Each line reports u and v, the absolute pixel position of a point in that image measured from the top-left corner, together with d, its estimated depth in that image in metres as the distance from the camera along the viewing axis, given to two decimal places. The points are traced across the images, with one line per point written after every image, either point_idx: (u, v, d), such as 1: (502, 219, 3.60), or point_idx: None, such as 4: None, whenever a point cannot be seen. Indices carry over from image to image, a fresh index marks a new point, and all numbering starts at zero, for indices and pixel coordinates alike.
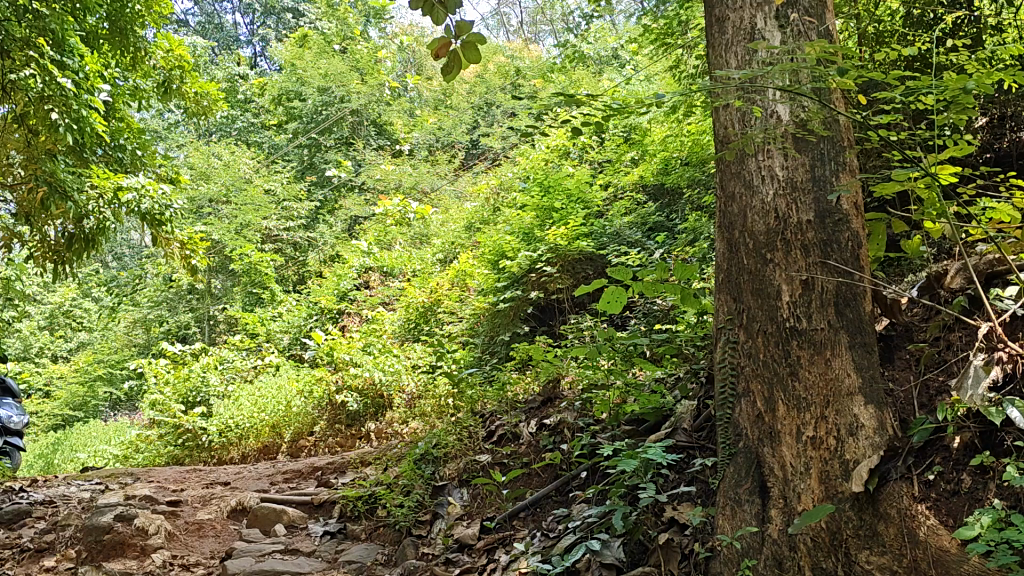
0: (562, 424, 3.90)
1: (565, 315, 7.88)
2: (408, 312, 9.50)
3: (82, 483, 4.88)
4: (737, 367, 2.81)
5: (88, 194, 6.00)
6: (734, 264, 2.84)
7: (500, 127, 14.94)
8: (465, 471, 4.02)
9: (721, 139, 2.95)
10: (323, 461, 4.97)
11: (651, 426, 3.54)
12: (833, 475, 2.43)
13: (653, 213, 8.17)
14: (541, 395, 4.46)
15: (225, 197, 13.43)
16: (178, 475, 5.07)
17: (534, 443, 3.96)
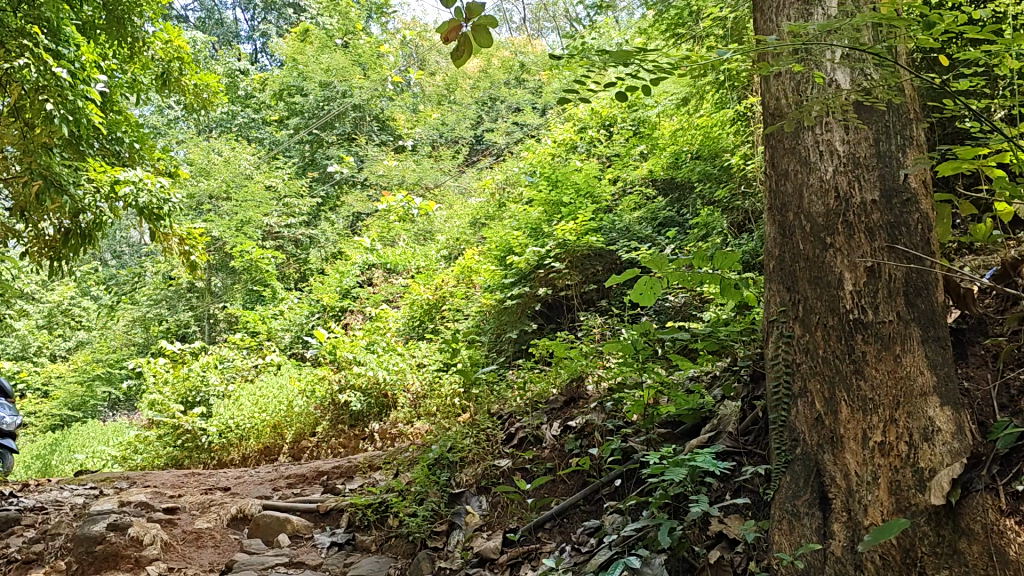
0: (588, 425, 3.64)
1: (574, 312, 7.71)
2: (412, 309, 9.32)
3: (77, 488, 4.73)
4: (792, 364, 2.63)
5: (85, 187, 5.82)
6: (788, 249, 2.69)
7: (505, 124, 14.84)
8: (484, 477, 3.75)
9: (775, 120, 2.83)
10: (329, 466, 4.77)
11: (690, 428, 3.24)
12: (905, 485, 2.19)
13: (663, 208, 8.00)
14: (564, 395, 4.18)
15: (226, 193, 13.26)
16: (176, 480, 4.87)
17: (559, 447, 3.69)
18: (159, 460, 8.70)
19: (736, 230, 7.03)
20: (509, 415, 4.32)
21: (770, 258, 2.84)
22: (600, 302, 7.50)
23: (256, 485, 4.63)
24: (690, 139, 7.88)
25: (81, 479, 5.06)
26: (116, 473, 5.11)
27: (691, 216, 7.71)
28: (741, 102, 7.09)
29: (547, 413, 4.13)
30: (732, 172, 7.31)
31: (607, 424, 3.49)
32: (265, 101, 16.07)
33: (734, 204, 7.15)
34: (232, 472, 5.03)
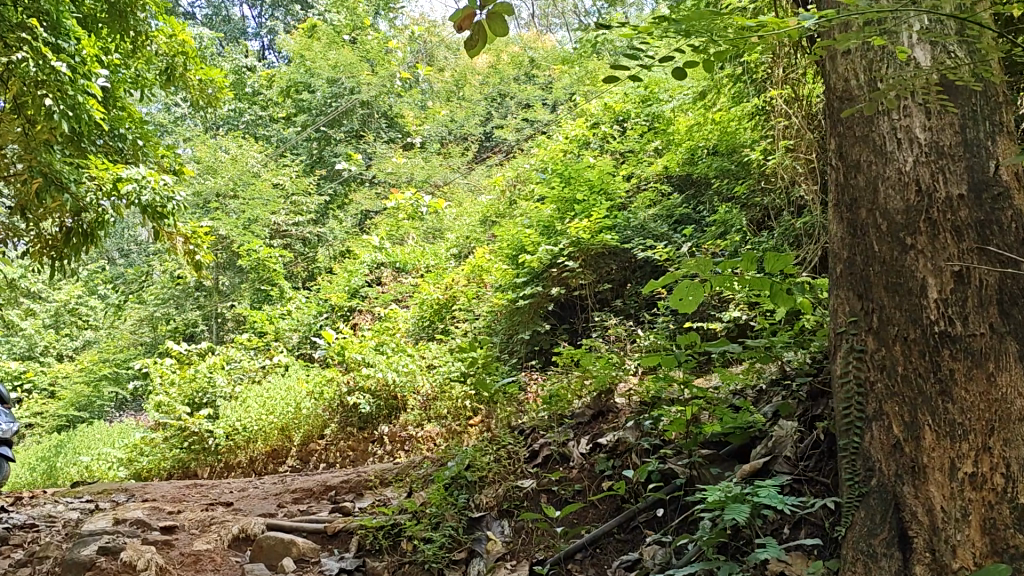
0: (622, 444, 3.39)
1: (588, 313, 7.53)
2: (422, 310, 9.14)
3: (72, 502, 4.55)
4: (865, 382, 2.41)
5: (87, 185, 5.64)
6: (859, 251, 2.51)
7: (514, 120, 14.68)
8: (506, 499, 3.50)
9: (842, 112, 2.66)
10: (338, 480, 4.49)
11: (734, 450, 3.04)
12: (1001, 524, 1.95)
13: (680, 205, 7.81)
14: (592, 408, 3.99)
15: (232, 191, 13.12)
16: (176, 493, 4.63)
17: (588, 467, 3.45)
18: (165, 462, 8.55)
19: (755, 229, 6.90)
20: (531, 429, 4.10)
21: (837, 263, 2.65)
22: (615, 303, 7.31)
23: (261, 499, 4.39)
24: (709, 135, 7.71)
25: (81, 491, 4.90)
26: (114, 484, 4.97)
27: (708, 214, 7.55)
28: (760, 96, 6.93)
29: (573, 427, 3.94)
30: (751, 167, 7.14)
31: (644, 444, 3.24)
32: (272, 98, 15.91)
33: (753, 200, 7.02)
34: (236, 482, 4.84)
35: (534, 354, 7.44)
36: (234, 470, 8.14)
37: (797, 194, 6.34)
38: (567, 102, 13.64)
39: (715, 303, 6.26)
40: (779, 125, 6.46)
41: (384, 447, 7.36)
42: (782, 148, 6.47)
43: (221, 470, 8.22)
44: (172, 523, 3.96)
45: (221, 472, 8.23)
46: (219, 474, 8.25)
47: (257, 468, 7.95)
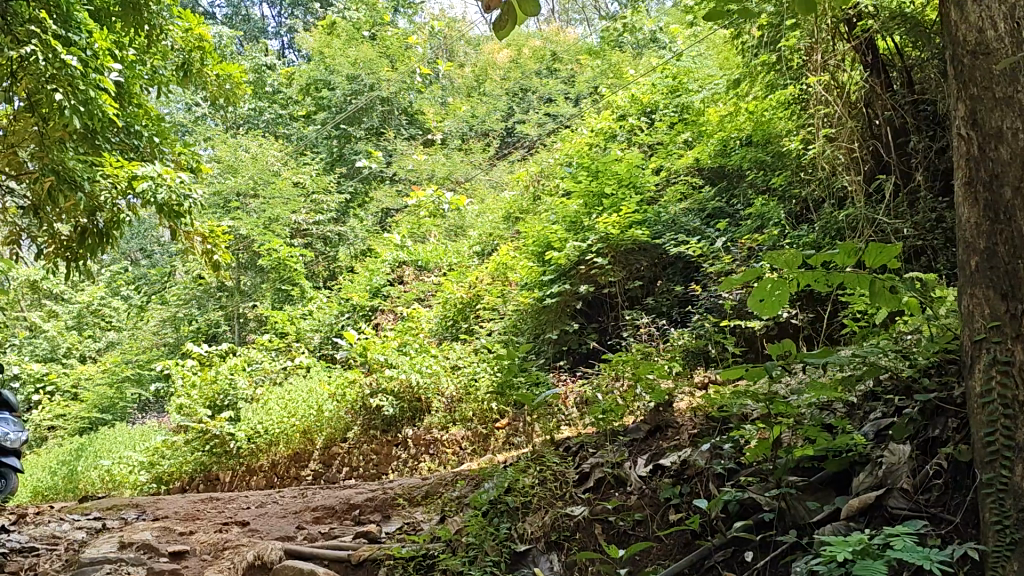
0: (693, 466, 2.84)
1: (618, 311, 7.27)
2: (445, 308, 8.87)
3: (78, 520, 4.33)
4: (1013, 402, 1.98)
5: (100, 184, 5.44)
6: (1006, 238, 2.04)
7: (537, 114, 14.42)
8: (554, 529, 2.98)
9: (974, 76, 2.14)
10: (362, 497, 4.12)
11: (829, 476, 2.49)
12: None
13: (712, 198, 7.53)
14: (648, 423, 3.44)
15: (253, 190, 12.90)
16: (189, 511, 4.36)
17: (649, 492, 2.90)
18: (186, 465, 8.38)
19: (793, 222, 6.76)
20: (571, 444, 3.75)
21: (964, 251, 2.19)
22: (647, 301, 7.06)
23: (282, 514, 4.11)
24: (745, 124, 7.51)
25: (90, 507, 4.69)
26: (125, 500, 4.75)
27: (741, 208, 7.29)
28: (798, 84, 6.69)
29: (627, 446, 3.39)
30: (788, 157, 6.92)
31: (717, 469, 2.70)
32: (291, 96, 15.71)
33: (791, 192, 6.83)
34: (253, 497, 4.58)
35: (562, 353, 7.24)
36: (256, 474, 7.95)
37: (838, 185, 6.24)
38: (591, 95, 13.39)
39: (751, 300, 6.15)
40: (821, 113, 6.26)
41: (408, 451, 7.11)
42: (822, 137, 6.29)
43: (243, 474, 8.07)
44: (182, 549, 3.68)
45: (243, 475, 8.06)
46: (240, 477, 8.07)
47: (279, 473, 7.77)
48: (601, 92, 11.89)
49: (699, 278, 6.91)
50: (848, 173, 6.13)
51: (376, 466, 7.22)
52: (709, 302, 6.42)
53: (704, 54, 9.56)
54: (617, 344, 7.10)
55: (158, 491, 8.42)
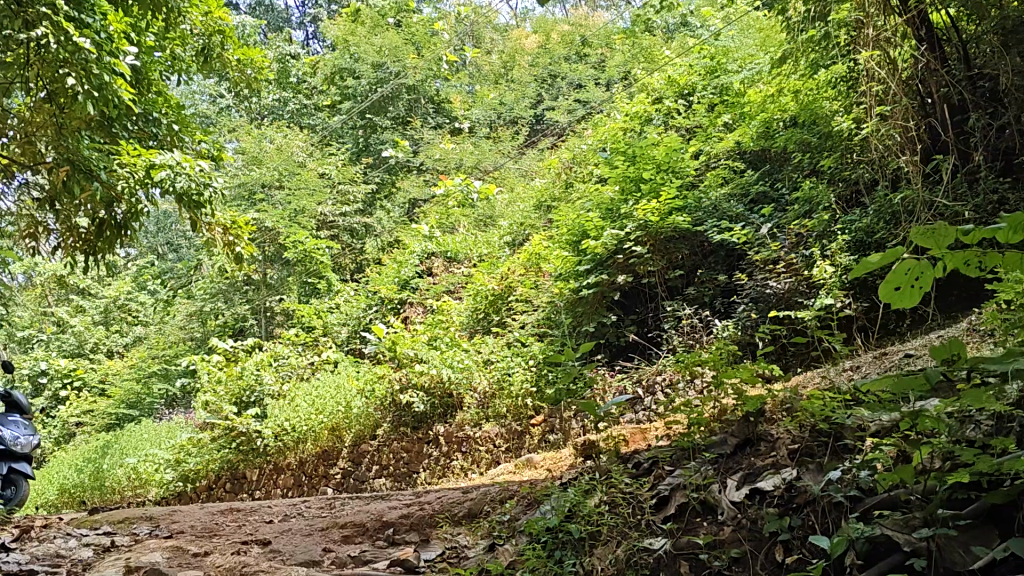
0: (802, 491, 2.13)
1: (657, 302, 6.96)
2: (476, 301, 8.51)
3: (74, 525, 3.59)
4: None
5: (118, 173, 5.22)
6: None
7: (566, 100, 14.09)
8: (629, 567, 2.26)
9: None
10: (397, 513, 3.28)
11: (989, 508, 1.74)
12: None
13: (754, 182, 7.20)
14: (737, 434, 2.68)
15: (278, 182, 12.68)
16: (205, 518, 3.62)
17: (749, 523, 2.16)
18: (213, 463, 8.23)
19: (844, 206, 6.40)
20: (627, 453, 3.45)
21: None
22: (688, 291, 6.73)
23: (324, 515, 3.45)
24: (788, 104, 7.24)
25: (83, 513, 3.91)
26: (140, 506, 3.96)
27: (787, 192, 6.92)
28: (848, 60, 6.30)
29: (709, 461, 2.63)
30: (838, 138, 6.56)
31: (840, 496, 2.01)
32: (317, 85, 15.46)
33: (843, 174, 6.47)
34: (272, 502, 3.90)
35: (600, 346, 6.95)
36: (285, 472, 7.78)
37: (894, 166, 5.84)
38: (624, 80, 13.04)
39: (801, 288, 5.80)
40: (873, 89, 5.86)
41: (440, 448, 6.87)
42: (877, 115, 5.89)
43: (271, 472, 7.91)
44: (183, 561, 2.90)
45: (271, 473, 7.88)
46: (268, 475, 7.89)
47: (308, 471, 7.60)
48: (634, 76, 11.51)
49: (744, 267, 6.58)
50: (901, 153, 5.72)
51: (406, 465, 6.98)
52: (756, 291, 6.09)
53: (744, 32, 9.16)
54: (657, 336, 6.78)
55: (185, 489, 8.28)
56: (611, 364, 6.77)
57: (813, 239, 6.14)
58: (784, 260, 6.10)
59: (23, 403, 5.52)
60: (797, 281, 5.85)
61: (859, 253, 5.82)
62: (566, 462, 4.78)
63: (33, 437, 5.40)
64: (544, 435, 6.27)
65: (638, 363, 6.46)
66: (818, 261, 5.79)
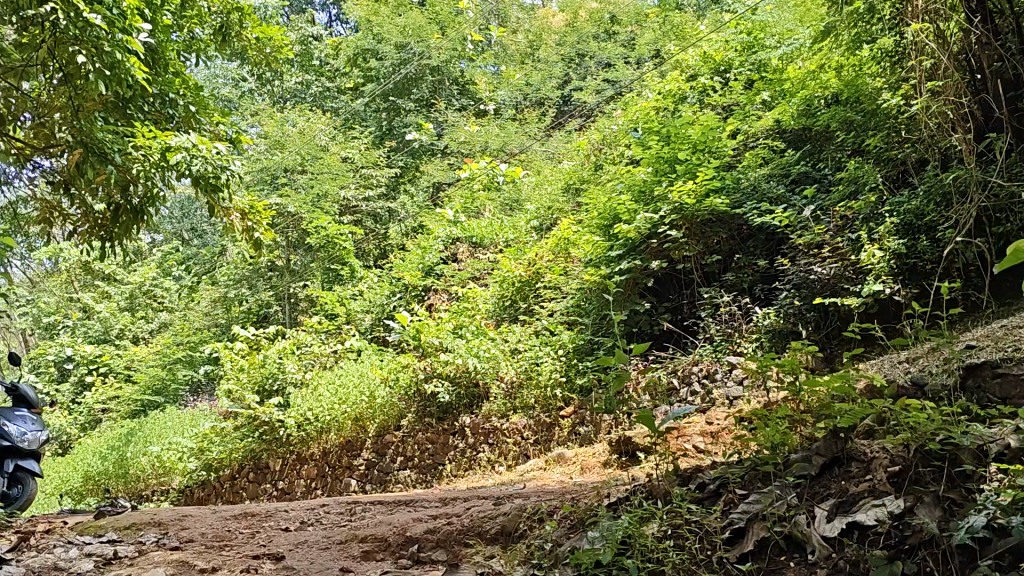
0: (916, 530, 1.81)
1: (693, 289, 6.66)
2: (503, 288, 8.26)
3: (83, 530, 3.40)
4: None
5: (133, 157, 4.99)
6: None
7: (594, 81, 13.76)
8: None
9: None
10: (424, 525, 3.01)
11: None
12: None
13: (795, 162, 6.89)
14: (826, 454, 2.29)
15: (301, 165, 12.49)
16: (217, 526, 3.39)
17: (850, 567, 1.83)
18: (237, 452, 8.18)
19: (892, 188, 6.09)
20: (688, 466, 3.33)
21: None
22: (725, 278, 6.47)
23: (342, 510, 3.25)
24: (830, 81, 6.94)
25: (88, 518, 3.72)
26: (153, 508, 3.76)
27: (829, 173, 6.62)
28: (895, 33, 5.96)
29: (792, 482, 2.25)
30: (886, 115, 6.26)
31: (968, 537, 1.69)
32: (339, 67, 15.22)
33: (889, 154, 6.18)
34: (288, 507, 3.68)
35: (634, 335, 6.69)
36: (308, 462, 7.61)
37: (947, 145, 5.51)
38: (653, 60, 12.72)
39: (847, 273, 5.54)
40: (924, 64, 5.52)
41: (466, 440, 6.65)
42: (928, 91, 5.55)
43: (293, 462, 7.75)
44: None
45: (294, 464, 7.72)
46: (291, 466, 7.74)
47: (332, 462, 7.40)
48: (664, 55, 11.17)
49: (785, 252, 6.30)
50: (954, 132, 5.39)
51: (432, 457, 6.78)
52: (800, 276, 5.87)
53: (781, 7, 8.78)
54: (692, 324, 6.53)
55: (209, 479, 8.30)
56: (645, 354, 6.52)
57: (858, 222, 5.84)
58: (829, 244, 5.83)
59: (30, 398, 5.31)
60: (843, 266, 5.58)
61: (909, 237, 5.50)
62: (598, 460, 4.54)
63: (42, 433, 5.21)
64: (574, 428, 6.05)
65: (672, 352, 6.28)
66: (866, 247, 5.53)
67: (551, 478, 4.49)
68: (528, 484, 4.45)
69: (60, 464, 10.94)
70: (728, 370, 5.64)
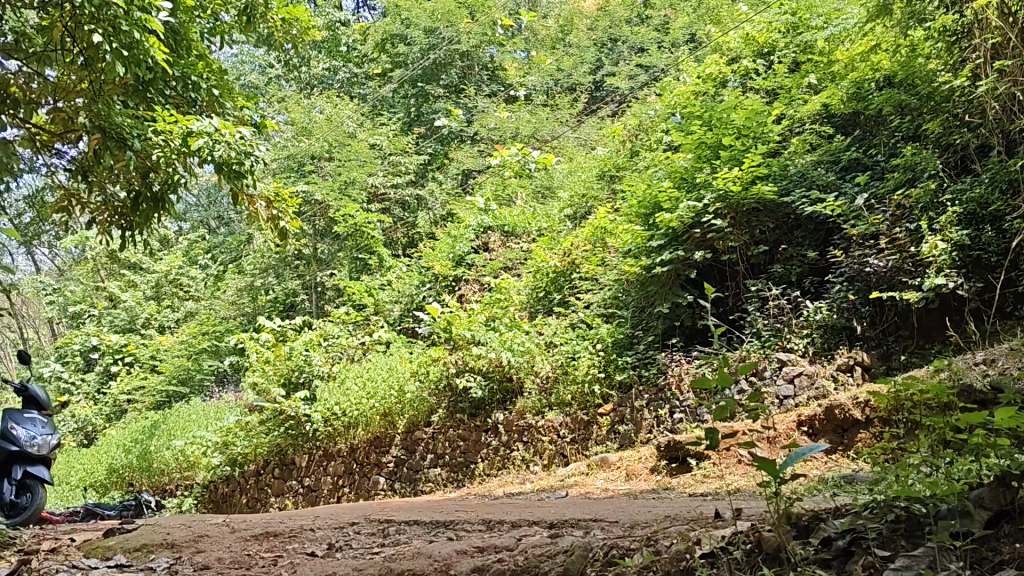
0: None
1: (739, 282, 6.33)
2: (537, 279, 7.96)
3: (97, 545, 3.14)
4: None
5: (153, 141, 4.72)
6: None
7: (628, 66, 13.38)
8: None
9: None
10: (464, 543, 2.55)
11: None
12: None
13: (846, 148, 6.53)
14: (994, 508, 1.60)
15: (327, 153, 12.27)
16: (235, 548, 3.02)
17: None
18: (262, 448, 8.06)
19: (952, 175, 5.72)
20: (763, 497, 3.18)
21: None
22: (773, 270, 6.14)
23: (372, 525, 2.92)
24: (884, 63, 6.55)
25: (95, 533, 3.39)
26: (175, 523, 3.49)
27: (883, 159, 6.24)
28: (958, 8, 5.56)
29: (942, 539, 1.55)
30: (948, 99, 5.88)
31: None
32: (367, 53, 14.92)
33: (949, 140, 5.82)
34: (313, 522, 3.37)
35: (674, 329, 6.32)
36: (334, 459, 7.42)
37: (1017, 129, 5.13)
38: (689, 45, 12.38)
39: (906, 267, 5.23)
40: None
41: (499, 437, 6.39)
42: (996, 71, 5.16)
43: (320, 458, 7.56)
44: None
45: (320, 460, 7.54)
46: (318, 462, 7.57)
47: (359, 459, 7.20)
48: (703, 38, 10.77)
49: (837, 243, 5.96)
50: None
51: (463, 455, 6.54)
52: (853, 269, 5.53)
53: None
54: (738, 319, 6.21)
55: (232, 473, 8.29)
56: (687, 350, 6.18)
57: (918, 211, 5.42)
58: (886, 234, 5.49)
59: (41, 399, 4.78)
60: (901, 258, 5.27)
61: (972, 228, 5.12)
62: (646, 465, 4.27)
63: (54, 438, 4.68)
64: (614, 429, 5.80)
65: (717, 348, 5.96)
66: (927, 238, 5.14)
67: (594, 485, 4.20)
68: (570, 491, 4.16)
69: (85, 455, 10.88)
70: (778, 368, 5.39)
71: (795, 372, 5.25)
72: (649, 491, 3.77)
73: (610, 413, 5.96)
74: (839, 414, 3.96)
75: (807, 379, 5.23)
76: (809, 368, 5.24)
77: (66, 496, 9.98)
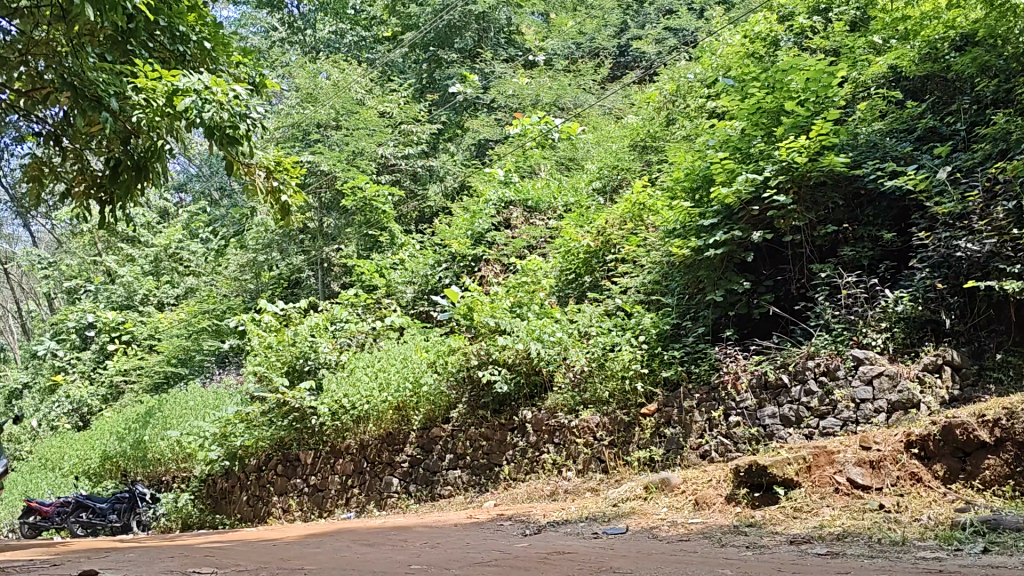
0: None
1: (802, 267, 5.59)
2: (567, 259, 7.27)
3: None
4: None
5: (131, 100, 3.89)
6: None
7: (655, 29, 12.62)
8: None
9: None
10: None
11: None
12: None
13: (921, 115, 5.76)
14: None
15: (334, 121, 11.50)
16: None
17: None
18: (263, 441, 7.42)
19: None
20: (902, 559, 2.44)
21: None
22: (842, 253, 5.38)
23: None
24: (965, 20, 5.76)
25: None
26: None
27: (964, 128, 5.46)
28: None
29: None
30: None
31: None
32: (376, 15, 14.09)
33: None
34: None
35: (725, 319, 5.62)
36: (343, 457, 6.83)
37: None
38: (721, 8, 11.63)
39: (1005, 252, 4.44)
40: None
41: (527, 438, 5.80)
42: None
43: (328, 455, 6.96)
44: None
45: (328, 457, 6.94)
46: (325, 459, 6.97)
47: (371, 456, 6.60)
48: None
49: (917, 223, 5.21)
50: None
51: (487, 456, 5.95)
52: (941, 253, 4.78)
53: None
54: (802, 310, 5.49)
55: (232, 467, 7.68)
56: (741, 343, 5.48)
57: (1017, 186, 4.58)
58: (979, 214, 4.73)
59: None
60: (999, 242, 4.48)
61: None
62: (719, 492, 3.62)
63: None
64: (660, 433, 5.15)
65: (778, 341, 5.24)
66: None
67: (658, 516, 3.55)
68: (631, 523, 3.48)
69: (77, 438, 10.36)
70: (853, 367, 4.62)
71: (876, 370, 4.51)
72: (729, 529, 3.09)
73: (652, 416, 5.27)
74: (960, 436, 3.18)
75: (888, 380, 4.48)
76: (890, 367, 4.49)
77: (59, 484, 9.51)
